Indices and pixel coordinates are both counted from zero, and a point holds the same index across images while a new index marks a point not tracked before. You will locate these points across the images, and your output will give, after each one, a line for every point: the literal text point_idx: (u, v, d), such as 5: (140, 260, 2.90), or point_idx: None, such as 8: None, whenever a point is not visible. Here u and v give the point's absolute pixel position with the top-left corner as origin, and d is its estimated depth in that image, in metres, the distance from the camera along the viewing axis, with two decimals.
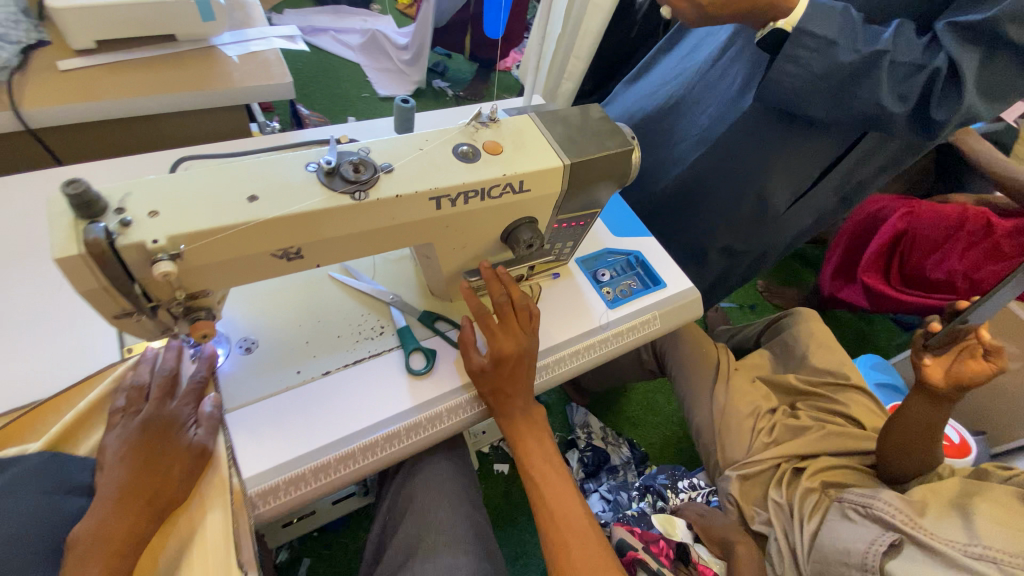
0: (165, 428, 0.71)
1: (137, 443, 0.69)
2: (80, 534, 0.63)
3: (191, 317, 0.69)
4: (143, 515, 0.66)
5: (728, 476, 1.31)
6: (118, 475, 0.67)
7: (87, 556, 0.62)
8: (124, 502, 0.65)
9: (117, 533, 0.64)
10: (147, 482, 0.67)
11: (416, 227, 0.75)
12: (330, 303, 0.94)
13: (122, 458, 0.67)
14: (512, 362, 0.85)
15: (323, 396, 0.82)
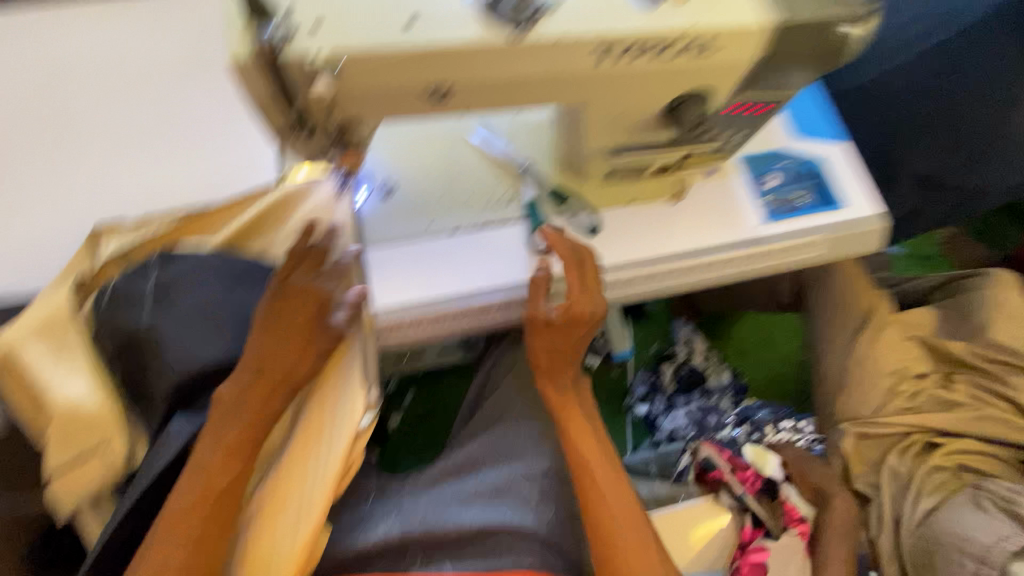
0: (310, 308, 0.77)
1: (276, 315, 0.76)
2: (224, 394, 0.75)
3: (339, 148, 0.68)
4: (274, 390, 0.77)
5: (845, 430, 1.18)
6: (261, 348, 0.75)
7: (227, 417, 0.74)
8: (259, 381, 0.76)
9: (256, 403, 0.76)
10: (275, 364, 0.76)
11: (573, 83, 0.66)
12: (464, 161, 0.90)
13: (263, 331, 0.75)
14: (579, 326, 0.81)
15: (447, 253, 0.83)
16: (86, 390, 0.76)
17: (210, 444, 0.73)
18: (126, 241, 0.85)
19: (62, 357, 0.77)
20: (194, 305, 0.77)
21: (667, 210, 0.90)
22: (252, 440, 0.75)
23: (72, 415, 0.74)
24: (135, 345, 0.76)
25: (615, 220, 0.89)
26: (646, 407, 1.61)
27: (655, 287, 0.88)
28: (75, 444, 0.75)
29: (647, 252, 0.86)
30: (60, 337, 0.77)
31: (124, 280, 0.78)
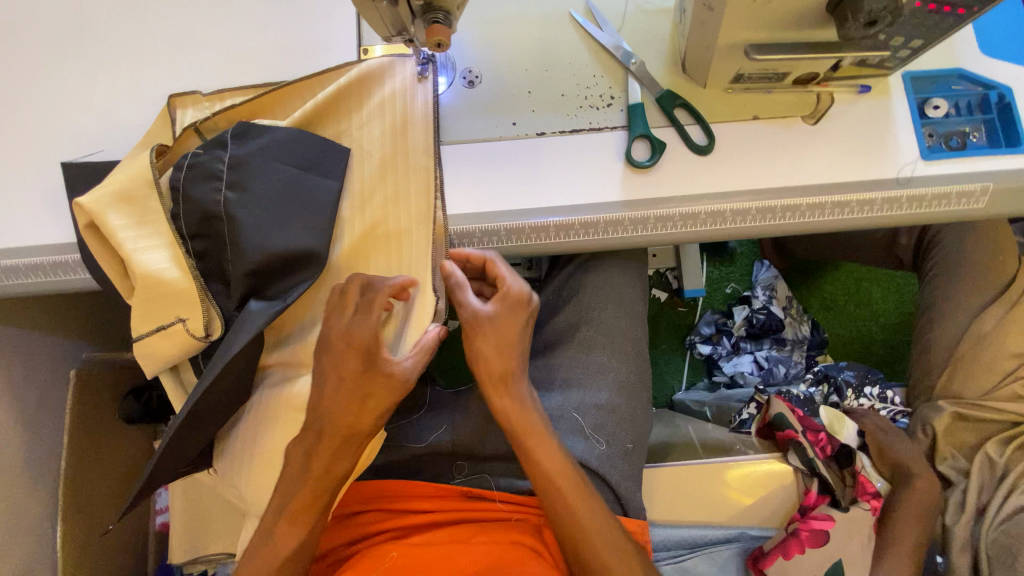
0: (358, 355, 0.63)
1: (333, 371, 0.64)
2: (292, 452, 0.66)
3: (427, 19, 0.57)
4: (337, 447, 0.66)
5: (939, 407, 1.05)
6: (322, 407, 0.64)
7: (296, 475, 0.66)
8: (323, 442, 0.65)
9: (321, 464, 0.66)
10: (337, 421, 0.64)
11: None
12: (564, 51, 0.78)
13: (324, 388, 0.64)
14: (518, 314, 0.66)
15: (533, 158, 0.75)
16: (169, 263, 0.68)
17: (286, 500, 0.66)
18: (205, 111, 0.75)
19: (144, 228, 0.68)
20: (281, 185, 0.70)
21: (800, 132, 0.75)
22: (323, 496, 0.67)
23: (154, 286, 0.67)
24: (221, 224, 0.68)
25: (737, 136, 0.75)
26: (710, 348, 1.54)
27: (771, 224, 0.73)
28: (156, 318, 0.69)
29: (765, 182, 0.73)
30: (140, 203, 0.68)
31: (204, 153, 0.70)
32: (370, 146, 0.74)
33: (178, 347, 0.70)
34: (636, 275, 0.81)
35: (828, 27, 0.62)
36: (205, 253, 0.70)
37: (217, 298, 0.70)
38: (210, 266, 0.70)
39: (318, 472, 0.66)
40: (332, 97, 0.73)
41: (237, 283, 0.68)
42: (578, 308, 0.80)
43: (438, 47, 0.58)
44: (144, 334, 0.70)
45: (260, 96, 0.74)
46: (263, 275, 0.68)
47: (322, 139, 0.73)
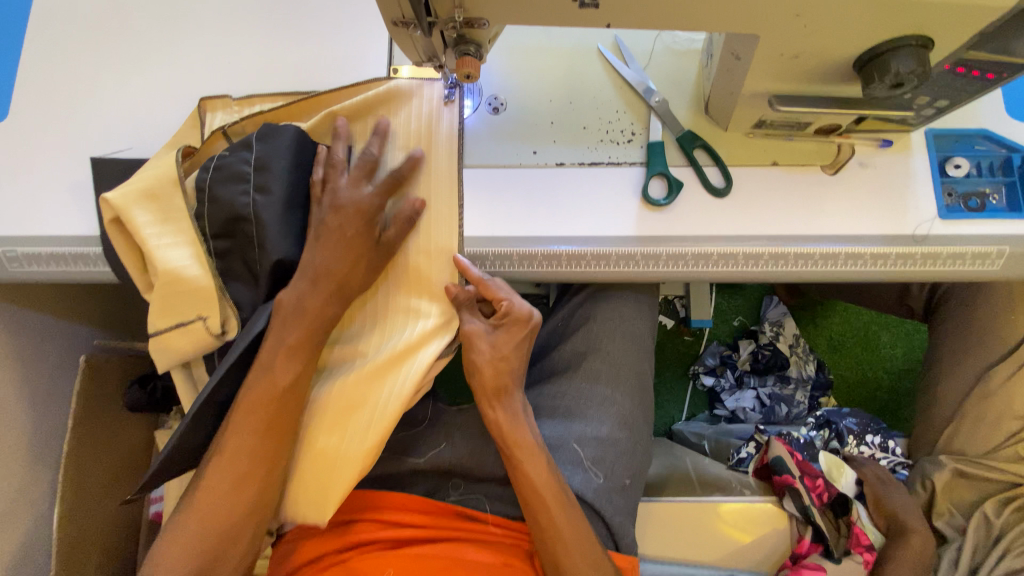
0: (360, 217, 0.69)
1: (335, 226, 0.68)
2: (262, 359, 0.66)
3: (459, 51, 0.58)
4: (312, 333, 0.67)
5: (941, 461, 1.04)
6: (318, 261, 0.67)
7: (290, 320, 0.66)
8: (320, 283, 0.67)
9: (314, 307, 0.67)
10: (334, 269, 0.67)
11: (759, 6, 0.52)
12: (590, 84, 0.79)
13: (319, 243, 0.68)
14: (517, 332, 0.70)
15: (551, 187, 0.76)
16: (190, 260, 0.69)
17: (261, 398, 0.65)
18: (233, 115, 0.77)
19: (167, 226, 0.69)
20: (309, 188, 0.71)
21: (818, 181, 0.75)
22: (318, 336, 0.68)
23: (175, 283, 0.68)
24: (248, 225, 0.70)
25: (755, 181, 0.75)
26: (713, 380, 1.54)
27: (783, 271, 0.74)
28: (173, 315, 0.70)
29: (781, 228, 0.74)
30: (165, 201, 0.70)
31: (231, 154, 0.71)
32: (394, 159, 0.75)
33: (191, 347, 0.71)
34: (647, 307, 0.81)
35: (855, 84, 0.62)
36: (228, 252, 0.71)
37: (236, 296, 0.72)
38: (233, 264, 0.71)
39: (309, 316, 0.67)
40: (359, 108, 0.75)
41: (264, 281, 0.71)
42: (588, 336, 0.80)
43: (467, 78, 0.58)
44: (160, 331, 0.71)
45: (287, 105, 0.76)
46: (289, 269, 0.72)
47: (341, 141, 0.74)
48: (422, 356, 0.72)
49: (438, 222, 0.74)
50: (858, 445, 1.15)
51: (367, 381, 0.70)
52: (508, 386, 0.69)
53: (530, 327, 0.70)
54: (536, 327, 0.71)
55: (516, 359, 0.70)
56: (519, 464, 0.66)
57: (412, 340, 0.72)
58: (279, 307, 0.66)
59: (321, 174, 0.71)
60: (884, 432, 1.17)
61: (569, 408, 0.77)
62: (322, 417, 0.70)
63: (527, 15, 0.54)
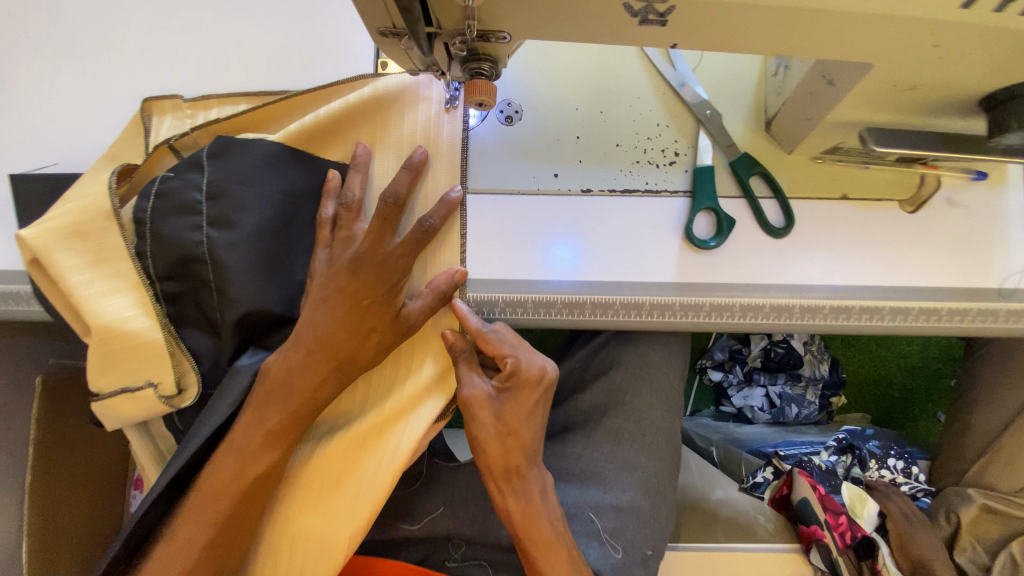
0: (382, 284, 0.57)
1: (343, 292, 0.56)
2: (235, 438, 0.56)
3: (469, 69, 0.44)
4: (299, 414, 0.57)
5: (970, 496, 0.98)
6: (320, 330, 0.56)
7: (274, 395, 0.56)
8: (316, 358, 0.57)
9: (303, 387, 0.57)
10: (335, 346, 0.57)
11: (880, 31, 0.38)
12: (626, 90, 0.65)
13: (321, 308, 0.57)
14: (528, 397, 0.57)
15: (574, 220, 0.63)
16: (135, 310, 0.57)
17: (231, 483, 0.56)
18: (184, 122, 0.64)
19: (101, 269, 0.56)
20: (275, 219, 0.59)
21: (894, 220, 0.63)
22: (307, 418, 0.58)
23: (113, 338, 0.56)
24: (201, 266, 0.58)
25: (819, 218, 0.63)
26: (720, 375, 1.45)
27: (844, 326, 0.63)
28: (117, 376, 0.58)
29: (844, 278, 0.62)
30: (96, 238, 0.56)
31: (175, 177, 0.58)
32: (382, 180, 0.63)
33: (147, 409, 0.59)
34: (678, 353, 0.70)
35: (974, 119, 0.49)
36: (179, 296, 0.59)
37: (194, 346, 0.60)
38: (187, 309, 0.60)
39: (298, 396, 0.57)
40: (340, 116, 0.62)
41: (227, 333, 0.59)
42: (610, 387, 0.69)
43: (479, 107, 0.44)
44: (104, 394, 0.59)
45: (251, 110, 0.62)
46: (258, 323, 0.60)
47: (307, 157, 0.62)
48: (415, 421, 0.62)
49: (442, 264, 0.61)
50: (879, 469, 1.07)
51: (352, 453, 0.61)
52: (528, 463, 0.59)
53: (545, 385, 0.58)
54: (553, 384, 0.59)
55: (537, 433, 0.59)
56: (531, 555, 0.58)
57: (404, 402, 0.62)
58: (264, 378, 0.56)
59: (331, 212, 0.60)
60: (907, 456, 1.11)
61: (585, 469, 0.68)
62: (301, 493, 0.61)
63: (567, 34, 0.40)
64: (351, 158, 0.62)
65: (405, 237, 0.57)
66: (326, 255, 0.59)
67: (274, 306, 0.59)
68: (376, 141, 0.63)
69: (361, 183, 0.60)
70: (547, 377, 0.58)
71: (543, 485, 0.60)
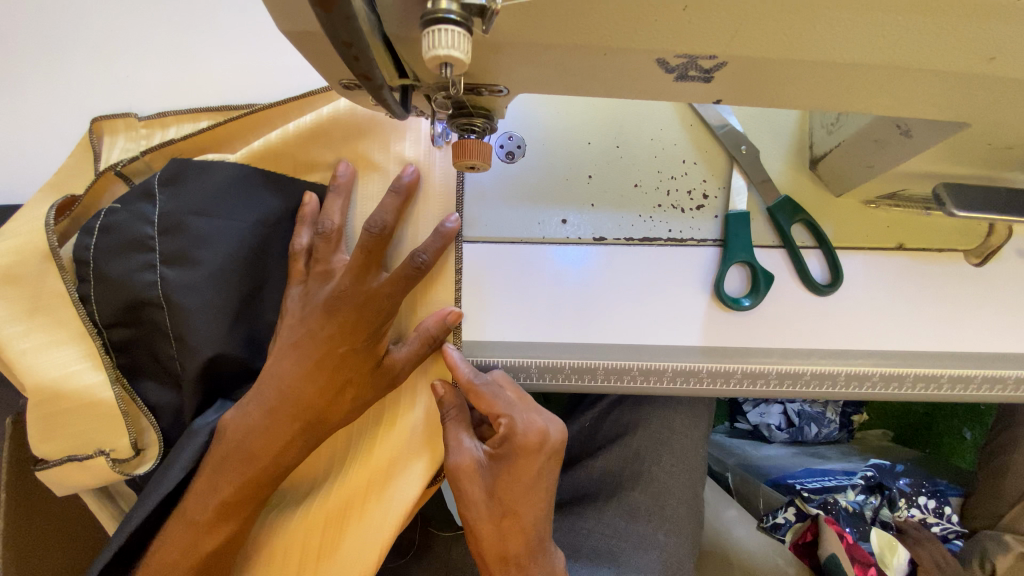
0: (361, 329, 0.46)
1: (316, 334, 0.46)
2: (185, 510, 0.46)
3: (457, 125, 0.35)
4: (258, 482, 0.46)
5: (1006, 542, 0.89)
6: (286, 381, 0.46)
7: (227, 461, 0.45)
8: (278, 416, 0.46)
9: (263, 450, 0.45)
10: (301, 399, 0.46)
11: (988, 91, 0.29)
12: (646, 120, 0.56)
13: (288, 353, 0.46)
14: (525, 466, 0.46)
15: (587, 271, 0.54)
16: (83, 364, 0.47)
17: (182, 559, 0.45)
18: (138, 143, 0.58)
19: (37, 320, 0.46)
20: (243, 252, 0.48)
21: (958, 274, 0.54)
22: (268, 486, 0.46)
23: (54, 401, 0.46)
24: (157, 311, 0.47)
25: (870, 272, 0.54)
26: None
27: (896, 395, 0.54)
28: (64, 442, 0.47)
29: (898, 342, 0.54)
30: (32, 283, 0.46)
31: (122, 209, 0.47)
32: (368, 207, 0.51)
33: (100, 476, 0.49)
34: (703, 413, 0.64)
35: None
36: (133, 344, 0.48)
37: (153, 400, 0.49)
38: (141, 358, 0.49)
39: (257, 460, 0.45)
40: (310, 136, 0.51)
41: (189, 388, 0.48)
42: (625, 452, 0.63)
43: (470, 170, 0.36)
44: (49, 459, 0.48)
45: (211, 127, 0.52)
46: (225, 372, 0.49)
47: (279, 178, 0.50)
48: (403, 488, 0.50)
49: (433, 304, 0.53)
50: (909, 509, 0.98)
51: (327, 526, 0.50)
52: (528, 550, 0.47)
53: (546, 451, 0.46)
54: (562, 450, 0.48)
55: (541, 510, 0.48)
56: None
57: (388, 463, 0.50)
58: (219, 438, 0.46)
59: (306, 242, 0.49)
60: (940, 495, 1.01)
61: (592, 546, 0.60)
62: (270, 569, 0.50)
63: (582, 89, 0.32)
64: (331, 179, 0.51)
65: (394, 272, 0.46)
66: (297, 293, 0.48)
67: (243, 352, 0.48)
68: (360, 161, 0.52)
69: (342, 209, 0.49)
70: (549, 440, 0.47)
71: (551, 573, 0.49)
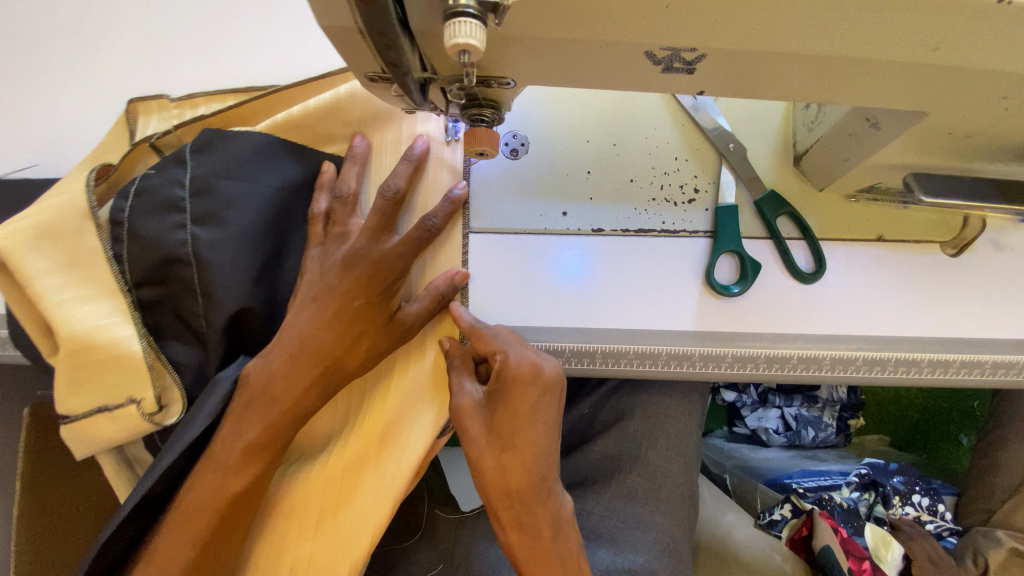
0: (376, 282, 0.49)
1: (335, 287, 0.49)
2: (212, 456, 0.47)
3: (468, 116, 0.39)
4: (281, 426, 0.48)
5: (998, 537, 0.91)
6: (306, 330, 0.48)
7: (252, 406, 0.47)
8: (299, 362, 0.48)
9: (285, 394, 0.47)
10: (321, 347, 0.48)
11: (943, 81, 0.33)
12: (642, 118, 0.60)
13: (309, 305, 0.49)
14: (521, 397, 0.47)
15: (586, 260, 0.58)
16: (113, 317, 0.48)
17: (207, 506, 0.46)
18: (171, 122, 0.58)
19: (75, 273, 0.48)
20: (267, 216, 0.51)
21: (934, 264, 0.58)
22: (289, 430, 0.48)
23: (84, 351, 0.47)
24: (186, 268, 0.49)
25: (852, 261, 0.58)
26: (733, 396, 1.23)
27: (880, 379, 0.57)
28: (92, 393, 0.49)
29: (879, 329, 0.57)
30: (71, 239, 0.48)
31: (156, 174, 0.50)
32: (381, 176, 0.55)
33: (128, 429, 0.50)
34: (697, 403, 0.67)
35: None
36: (159, 302, 0.50)
37: (176, 358, 0.51)
38: (165, 318, 0.51)
39: (279, 405, 0.47)
40: (327, 120, 0.55)
41: (213, 342, 0.50)
42: (622, 437, 0.66)
43: (478, 157, 0.40)
44: (75, 414, 0.49)
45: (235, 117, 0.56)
46: (247, 323, 0.51)
47: (301, 147, 0.54)
48: (414, 435, 0.51)
49: (441, 266, 0.56)
50: (903, 507, 1.00)
51: (345, 473, 0.51)
52: (530, 485, 0.47)
53: (540, 384, 0.47)
54: (561, 387, 0.48)
55: (541, 443, 0.47)
56: None
57: (400, 409, 0.52)
58: (243, 386, 0.48)
59: (323, 206, 0.52)
60: (933, 492, 1.03)
61: (592, 528, 0.63)
62: (291, 522, 0.51)
63: (581, 80, 0.36)
64: (347, 150, 0.55)
65: (407, 234, 0.50)
66: (315, 252, 0.51)
67: (263, 310, 0.51)
68: (374, 136, 0.56)
69: (358, 175, 0.53)
70: (542, 373, 0.47)
71: (560, 515, 0.48)
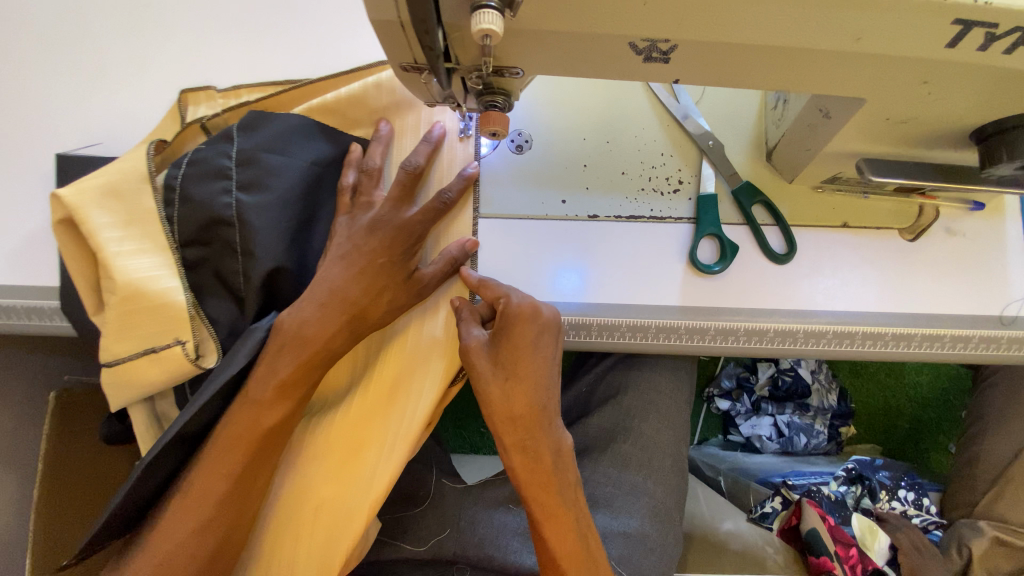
0: (398, 243, 0.56)
1: (363, 246, 0.56)
2: (247, 391, 0.52)
3: (484, 102, 0.47)
4: (311, 364, 0.53)
5: (979, 525, 0.94)
6: (335, 281, 0.54)
7: (286, 346, 0.53)
8: (328, 309, 0.54)
9: (316, 336, 0.53)
10: (348, 296, 0.54)
11: (869, 69, 0.40)
12: (632, 117, 0.68)
13: (338, 261, 0.55)
14: (523, 333, 0.53)
15: (583, 241, 0.64)
16: (162, 270, 0.55)
17: (245, 433, 0.51)
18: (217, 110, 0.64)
19: (132, 229, 0.54)
20: (300, 186, 0.58)
21: (894, 249, 0.65)
22: (318, 369, 0.54)
23: (135, 298, 0.53)
24: (229, 230, 0.56)
25: (821, 245, 0.65)
26: (727, 404, 1.29)
27: (849, 351, 0.63)
28: (139, 338, 0.55)
29: (846, 307, 0.63)
30: (130, 200, 0.55)
31: (207, 147, 0.57)
32: (402, 156, 0.63)
33: (170, 374, 0.56)
34: (686, 379, 0.72)
35: (966, 150, 0.51)
36: (201, 263, 0.57)
37: (213, 314, 0.57)
38: (205, 277, 0.57)
39: (310, 345, 0.53)
40: (355, 113, 0.63)
41: (251, 297, 0.57)
42: (617, 411, 0.71)
43: (492, 136, 0.47)
44: (121, 358, 0.55)
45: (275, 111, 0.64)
46: (281, 284, 0.58)
47: (332, 130, 0.61)
48: (428, 380, 0.58)
49: (454, 235, 0.62)
50: (889, 501, 1.03)
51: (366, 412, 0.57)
52: (533, 413, 0.52)
53: (539, 322, 0.53)
54: (557, 329, 0.55)
55: (542, 375, 0.53)
56: (550, 509, 0.52)
57: (416, 357, 0.58)
58: (277, 330, 0.53)
59: (351, 179, 0.59)
60: (919, 487, 1.07)
61: (590, 495, 0.68)
62: (318, 454, 0.57)
63: (578, 70, 0.43)
64: (373, 133, 0.62)
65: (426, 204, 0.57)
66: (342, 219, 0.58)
67: (296, 270, 0.58)
68: (397, 123, 0.64)
69: (382, 154, 0.61)
70: (541, 313, 0.54)
71: (559, 444, 0.53)
